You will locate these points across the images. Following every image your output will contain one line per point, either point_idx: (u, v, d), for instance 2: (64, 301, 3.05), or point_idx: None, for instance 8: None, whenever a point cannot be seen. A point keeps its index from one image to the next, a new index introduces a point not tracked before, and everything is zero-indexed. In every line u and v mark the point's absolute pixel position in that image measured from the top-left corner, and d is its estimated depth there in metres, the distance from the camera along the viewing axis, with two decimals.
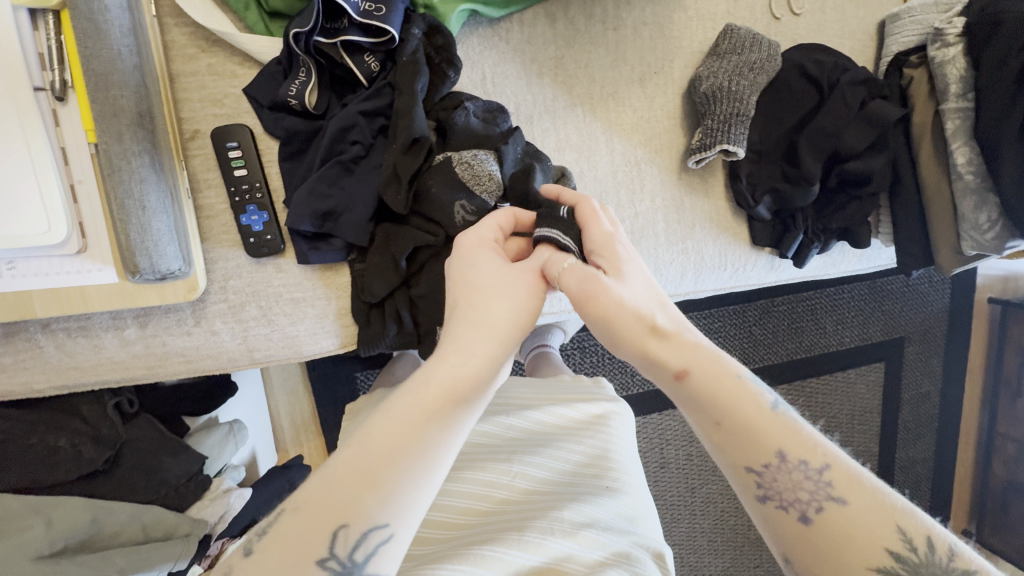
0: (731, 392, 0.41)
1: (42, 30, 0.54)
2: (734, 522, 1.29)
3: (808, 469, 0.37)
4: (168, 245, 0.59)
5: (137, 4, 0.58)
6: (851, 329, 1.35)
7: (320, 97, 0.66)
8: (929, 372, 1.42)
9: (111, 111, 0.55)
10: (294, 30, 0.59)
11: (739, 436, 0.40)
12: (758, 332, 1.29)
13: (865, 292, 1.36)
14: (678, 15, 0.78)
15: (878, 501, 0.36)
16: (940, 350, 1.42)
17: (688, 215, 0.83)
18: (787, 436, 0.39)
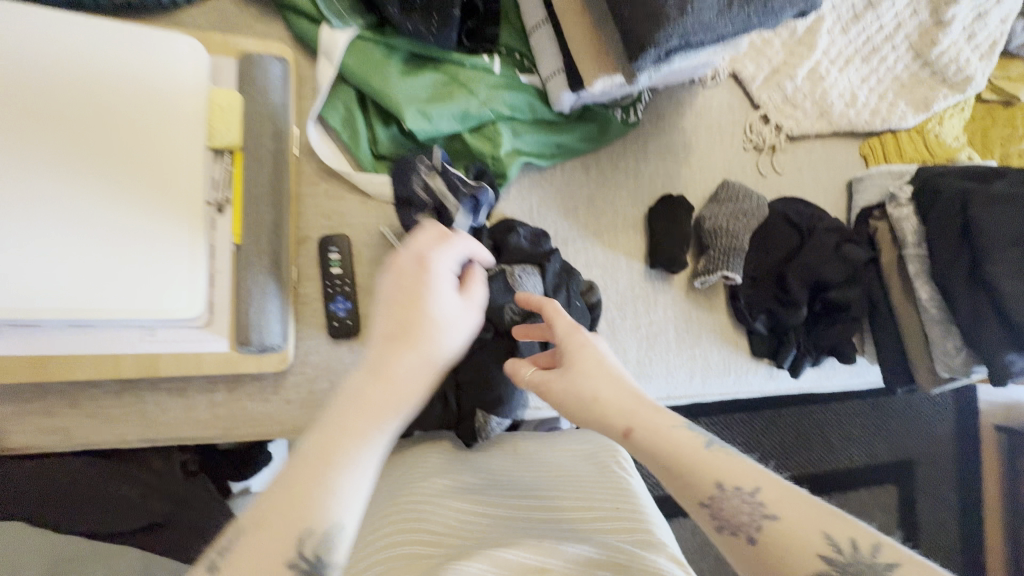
0: (678, 446, 0.49)
1: (218, 162, 0.74)
2: None
3: (743, 493, 0.45)
4: (274, 324, 0.75)
5: (288, 145, 0.78)
6: (859, 446, 1.42)
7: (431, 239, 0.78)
8: (941, 496, 1.44)
9: (255, 221, 0.74)
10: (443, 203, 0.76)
11: (683, 477, 0.48)
12: (766, 444, 1.35)
13: (869, 413, 1.45)
14: (684, 169, 0.99)
15: (803, 510, 0.43)
16: (950, 475, 1.45)
17: (694, 327, 0.98)
18: (723, 470, 0.47)
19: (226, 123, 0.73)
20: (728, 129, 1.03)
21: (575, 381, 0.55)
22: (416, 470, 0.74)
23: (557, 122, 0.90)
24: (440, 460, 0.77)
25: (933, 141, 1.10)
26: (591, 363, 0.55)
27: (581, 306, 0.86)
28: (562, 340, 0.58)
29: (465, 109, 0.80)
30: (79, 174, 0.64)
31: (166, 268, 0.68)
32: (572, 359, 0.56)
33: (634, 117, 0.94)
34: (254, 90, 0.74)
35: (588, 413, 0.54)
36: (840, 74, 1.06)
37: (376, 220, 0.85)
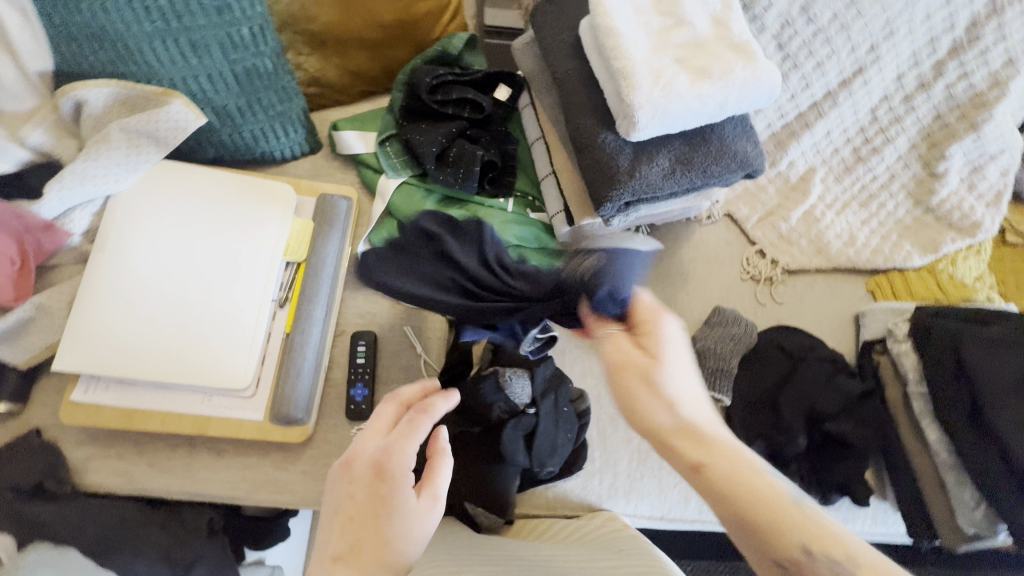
0: (747, 486, 0.69)
1: (286, 270, 0.97)
2: None
3: (812, 552, 0.64)
4: (301, 401, 0.90)
5: (342, 260, 1.01)
6: None
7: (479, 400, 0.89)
8: None
9: (304, 316, 0.93)
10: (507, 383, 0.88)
11: (750, 519, 0.67)
12: None
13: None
14: (680, 294, 1.09)
15: (802, 520, 0.66)
16: None
17: None
18: (794, 521, 0.66)
19: (299, 242, 0.97)
20: (726, 261, 1.13)
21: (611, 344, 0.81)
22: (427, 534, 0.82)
23: (560, 249, 1.05)
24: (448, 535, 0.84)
25: (947, 280, 1.11)
26: (639, 374, 0.78)
27: (569, 412, 0.94)
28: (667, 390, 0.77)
29: (479, 238, 0.99)
30: (191, 276, 0.91)
31: (231, 346, 0.89)
32: (645, 344, 0.80)
33: (632, 247, 1.09)
34: (321, 219, 0.99)
35: (697, 482, 0.71)
36: (837, 216, 1.14)
37: (400, 322, 1.02)
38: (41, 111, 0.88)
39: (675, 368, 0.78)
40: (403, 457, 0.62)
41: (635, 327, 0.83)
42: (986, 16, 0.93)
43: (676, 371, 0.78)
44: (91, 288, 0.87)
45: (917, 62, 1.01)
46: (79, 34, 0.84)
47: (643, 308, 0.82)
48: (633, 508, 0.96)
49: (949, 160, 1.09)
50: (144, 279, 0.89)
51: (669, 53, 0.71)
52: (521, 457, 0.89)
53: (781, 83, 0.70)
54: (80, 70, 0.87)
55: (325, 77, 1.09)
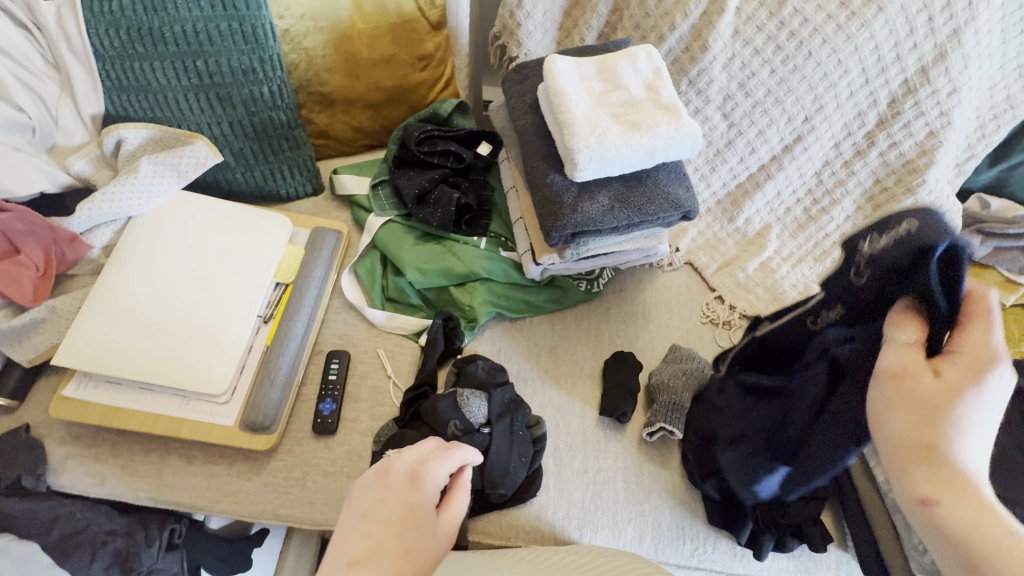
0: (990, 531, 0.45)
1: (275, 291, 1.07)
2: None
3: None
4: (271, 410, 0.96)
5: (326, 285, 1.11)
6: None
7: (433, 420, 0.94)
8: None
9: (284, 331, 1.02)
10: (458, 400, 0.95)
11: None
12: None
13: None
14: (642, 333, 1.15)
15: None
16: None
17: (645, 481, 1.00)
18: None
19: (289, 266, 1.08)
20: (687, 305, 1.20)
21: (967, 351, 0.49)
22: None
23: (528, 286, 1.14)
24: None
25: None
26: (937, 395, 0.48)
27: (524, 436, 0.97)
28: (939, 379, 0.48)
29: (452, 270, 1.09)
30: (188, 291, 1.01)
31: (214, 354, 0.97)
32: (950, 368, 0.48)
33: (596, 288, 1.17)
34: (311, 248, 1.10)
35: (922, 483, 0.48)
36: (792, 268, 1.22)
37: (375, 344, 1.10)
38: (87, 146, 1.05)
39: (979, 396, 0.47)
40: (429, 470, 0.69)
41: (953, 344, 0.50)
42: (904, 95, 1.06)
43: (979, 399, 0.47)
44: (100, 297, 0.97)
45: (851, 133, 1.13)
46: (129, 87, 1.02)
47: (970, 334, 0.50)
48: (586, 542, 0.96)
49: None
50: (144, 291, 0.99)
51: (607, 111, 0.84)
52: (473, 476, 0.92)
53: (702, 137, 0.82)
54: (126, 115, 1.05)
55: (332, 131, 1.26)
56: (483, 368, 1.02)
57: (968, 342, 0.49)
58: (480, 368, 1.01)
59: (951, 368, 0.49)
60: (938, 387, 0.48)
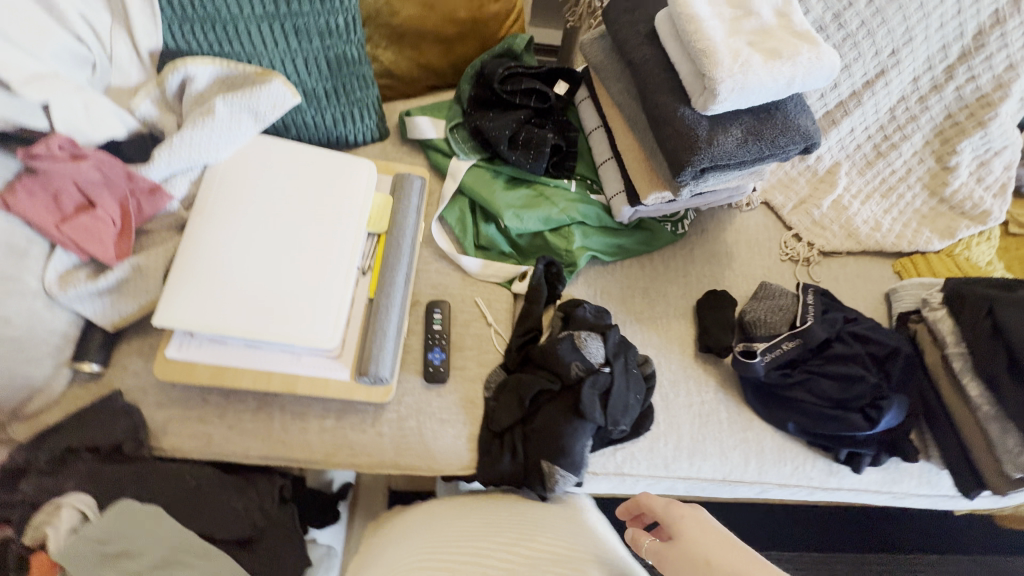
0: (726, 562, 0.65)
1: (369, 241, 1.03)
2: None
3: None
4: (387, 361, 0.94)
5: (417, 235, 1.07)
6: None
7: (553, 361, 0.96)
8: None
9: (387, 282, 0.98)
10: (573, 340, 0.97)
11: None
12: None
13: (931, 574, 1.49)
14: (727, 271, 1.17)
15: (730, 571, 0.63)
16: None
17: (745, 411, 1.05)
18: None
19: (380, 215, 1.04)
20: (766, 243, 1.22)
21: (687, 547, 0.69)
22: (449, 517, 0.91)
23: (618, 229, 1.14)
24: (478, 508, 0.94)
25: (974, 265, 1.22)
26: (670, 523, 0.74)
27: (637, 375, 0.99)
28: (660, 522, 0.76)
29: (547, 214, 1.07)
30: (283, 244, 0.95)
31: (319, 309, 0.92)
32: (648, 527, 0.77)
33: (681, 229, 1.17)
34: (401, 194, 1.06)
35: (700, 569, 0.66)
36: (862, 205, 1.25)
37: (470, 293, 1.08)
38: (147, 84, 0.94)
39: (687, 530, 0.71)
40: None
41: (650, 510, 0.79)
42: (991, 27, 1.10)
43: (699, 532, 0.70)
44: (191, 252, 0.91)
45: (931, 67, 1.16)
46: (193, 16, 0.93)
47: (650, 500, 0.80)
48: (697, 470, 1.01)
49: (959, 155, 1.21)
50: (238, 246, 0.93)
51: (743, 38, 0.81)
52: (597, 415, 0.92)
53: (840, 65, 0.81)
54: (187, 50, 0.96)
55: (398, 69, 1.18)
56: (591, 311, 1.03)
57: (694, 530, 0.70)
58: (588, 311, 1.03)
59: (726, 556, 0.65)
60: (726, 541, 0.68)
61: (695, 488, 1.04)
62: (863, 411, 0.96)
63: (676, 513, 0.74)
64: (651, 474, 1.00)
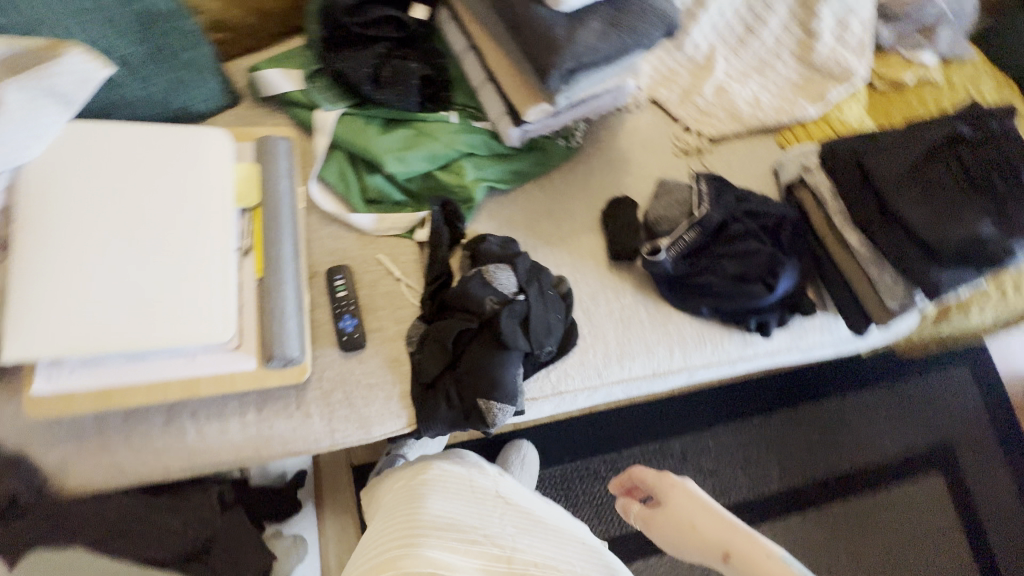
0: (706, 522, 0.76)
1: (243, 219, 0.94)
2: None
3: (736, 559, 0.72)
4: (294, 339, 0.88)
5: (297, 201, 0.98)
6: (845, 441, 1.74)
7: (468, 300, 0.94)
8: (892, 446, 1.75)
9: (273, 258, 0.90)
10: (482, 276, 0.95)
11: (739, 564, 0.70)
12: (743, 451, 1.68)
13: (836, 411, 1.76)
14: (626, 176, 1.18)
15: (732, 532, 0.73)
16: (901, 421, 1.78)
17: (663, 306, 1.09)
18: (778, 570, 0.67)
19: (248, 188, 0.94)
20: (659, 141, 1.23)
21: (673, 514, 0.79)
22: (431, 488, 0.89)
23: (510, 154, 1.09)
24: (464, 496, 0.88)
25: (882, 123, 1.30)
26: (676, 499, 0.80)
27: (553, 295, 0.99)
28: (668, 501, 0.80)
29: (431, 152, 1.01)
30: (139, 240, 0.84)
31: (202, 302, 0.83)
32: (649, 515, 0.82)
33: (575, 141, 1.14)
34: (266, 160, 0.95)
35: (689, 538, 0.76)
36: (742, 85, 1.27)
37: (371, 251, 1.02)
38: None
39: (688, 501, 0.79)
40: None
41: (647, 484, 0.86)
42: None
43: (698, 499, 0.78)
44: (29, 272, 0.79)
45: None
46: None
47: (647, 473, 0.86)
48: (628, 371, 1.05)
49: (821, 20, 1.27)
50: (87, 253, 0.81)
51: None
52: (522, 341, 0.93)
53: None
54: None
55: (230, 20, 1.04)
56: (497, 243, 1.01)
57: (682, 503, 0.79)
58: (494, 243, 1.00)
59: (719, 529, 0.74)
60: (732, 526, 0.73)
61: (631, 388, 1.09)
62: (763, 280, 1.02)
63: (674, 490, 0.81)
64: (587, 385, 1.03)
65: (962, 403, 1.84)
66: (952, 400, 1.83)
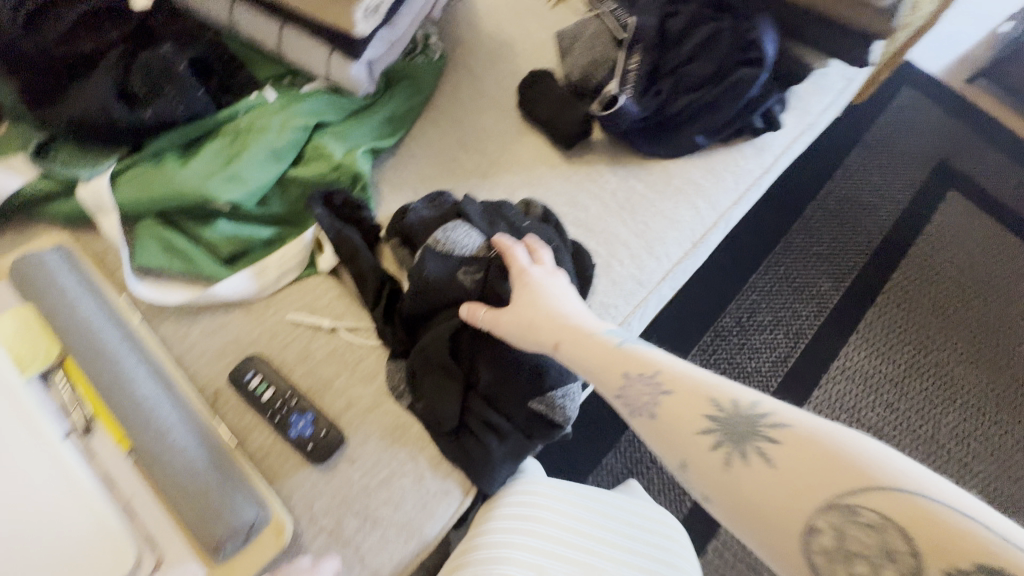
0: (701, 395, 0.46)
1: (55, 386, 0.57)
2: (920, 438, 1.34)
3: (778, 444, 0.41)
4: (235, 496, 0.54)
5: (124, 316, 0.63)
6: (863, 215, 1.63)
7: (439, 290, 0.64)
8: (901, 194, 1.66)
9: (130, 410, 0.55)
10: (436, 249, 0.65)
11: (686, 424, 0.46)
12: (787, 281, 1.53)
13: (836, 194, 1.66)
14: (518, 58, 0.91)
15: (861, 462, 0.38)
16: (893, 169, 1.69)
17: (654, 165, 0.84)
18: (783, 432, 0.42)
19: (32, 341, 0.57)
20: (527, 3, 0.96)
21: (523, 311, 0.58)
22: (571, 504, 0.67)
23: (371, 105, 0.80)
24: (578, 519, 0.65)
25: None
26: (529, 300, 0.58)
27: (531, 225, 0.71)
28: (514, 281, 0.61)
29: (270, 148, 0.69)
30: None
31: (59, 540, 0.50)
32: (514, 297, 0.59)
33: (436, 54, 0.86)
34: (37, 289, 0.59)
35: (524, 337, 0.57)
36: None
37: (277, 318, 0.69)
38: None
39: (542, 300, 0.58)
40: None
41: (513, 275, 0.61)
42: None
43: (554, 299, 0.58)
44: None
45: None
46: None
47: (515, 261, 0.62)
48: (668, 259, 0.80)
49: None
50: None
51: None
52: None
53: None
54: None
55: None
56: (424, 205, 0.71)
57: (538, 299, 0.58)
58: (421, 207, 0.71)
59: (671, 401, 0.47)
60: (676, 386, 0.47)
61: (679, 277, 0.83)
62: (742, 61, 0.79)
63: (522, 283, 0.60)
64: (637, 304, 0.76)
65: (918, 123, 1.81)
66: (916, 127, 1.78)
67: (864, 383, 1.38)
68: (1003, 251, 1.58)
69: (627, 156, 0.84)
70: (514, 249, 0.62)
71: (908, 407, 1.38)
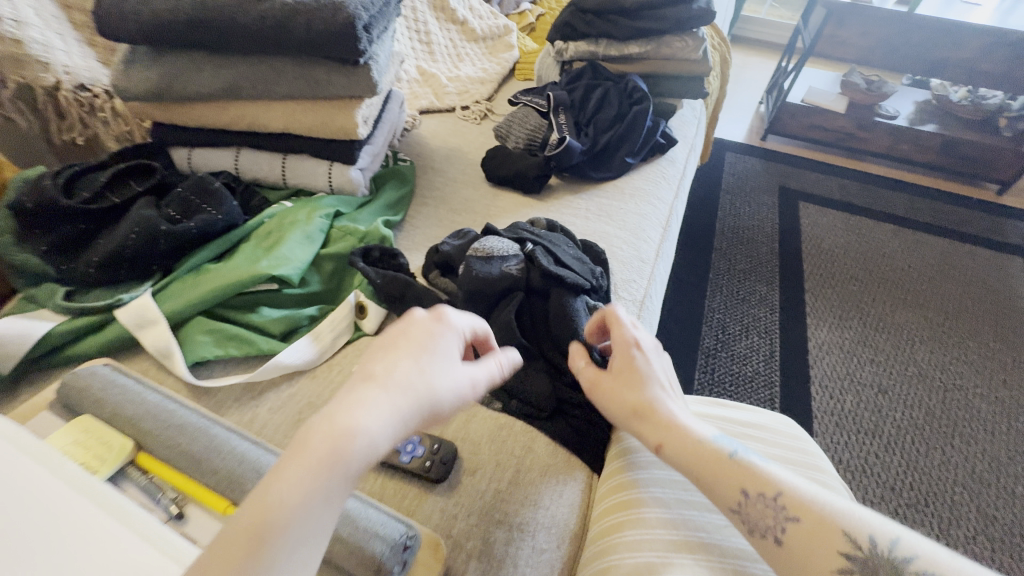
0: (819, 533, 0.43)
1: (130, 485, 0.50)
2: (901, 383, 1.62)
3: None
4: (376, 514, 0.48)
5: (189, 404, 0.59)
6: (748, 246, 2.08)
7: (494, 283, 0.70)
8: (765, 225, 2.18)
9: (233, 466, 0.49)
10: (478, 255, 0.72)
11: (793, 554, 0.43)
12: (729, 306, 1.82)
13: (724, 238, 2.10)
14: (469, 154, 1.13)
15: None
16: (750, 213, 2.24)
17: (606, 186, 1.04)
18: (925, 567, 0.41)
19: (97, 442, 0.51)
20: (459, 126, 1.24)
21: (621, 388, 0.56)
22: None
23: (370, 199, 0.93)
24: None
25: (545, 20, 1.60)
26: (634, 382, 0.56)
27: (547, 233, 0.81)
28: (617, 349, 0.58)
29: (303, 232, 0.77)
30: None
31: None
32: (619, 372, 0.57)
33: (405, 161, 1.06)
34: (95, 392, 0.55)
35: (621, 416, 0.56)
36: (461, 64, 1.39)
37: (344, 374, 0.68)
38: None
39: (645, 382, 0.55)
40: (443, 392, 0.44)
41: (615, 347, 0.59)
42: None
43: (655, 383, 0.56)
44: None
45: None
46: None
47: (621, 337, 0.58)
48: (652, 241, 0.95)
49: None
50: None
51: None
52: (576, 272, 0.73)
53: None
54: None
55: None
56: (452, 239, 0.78)
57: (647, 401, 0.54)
58: (449, 240, 0.78)
59: (797, 534, 0.44)
60: (795, 508, 0.45)
61: (666, 257, 0.98)
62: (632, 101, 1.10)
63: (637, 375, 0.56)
64: (648, 278, 0.89)
65: (747, 179, 2.43)
66: (747, 183, 2.40)
67: (840, 360, 1.67)
68: (854, 239, 2.13)
69: (583, 186, 1.04)
70: (622, 320, 0.59)
71: (878, 363, 1.67)
